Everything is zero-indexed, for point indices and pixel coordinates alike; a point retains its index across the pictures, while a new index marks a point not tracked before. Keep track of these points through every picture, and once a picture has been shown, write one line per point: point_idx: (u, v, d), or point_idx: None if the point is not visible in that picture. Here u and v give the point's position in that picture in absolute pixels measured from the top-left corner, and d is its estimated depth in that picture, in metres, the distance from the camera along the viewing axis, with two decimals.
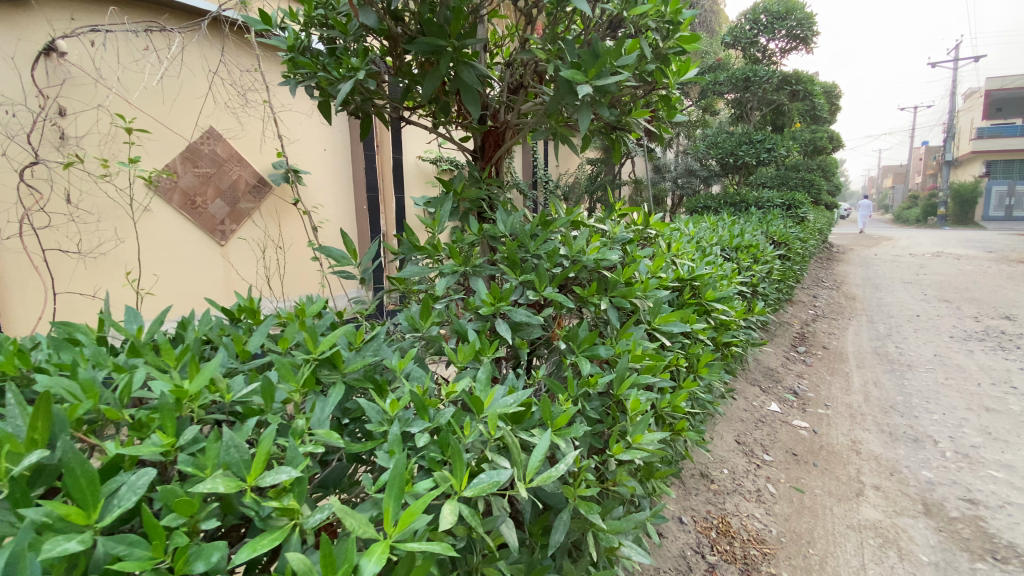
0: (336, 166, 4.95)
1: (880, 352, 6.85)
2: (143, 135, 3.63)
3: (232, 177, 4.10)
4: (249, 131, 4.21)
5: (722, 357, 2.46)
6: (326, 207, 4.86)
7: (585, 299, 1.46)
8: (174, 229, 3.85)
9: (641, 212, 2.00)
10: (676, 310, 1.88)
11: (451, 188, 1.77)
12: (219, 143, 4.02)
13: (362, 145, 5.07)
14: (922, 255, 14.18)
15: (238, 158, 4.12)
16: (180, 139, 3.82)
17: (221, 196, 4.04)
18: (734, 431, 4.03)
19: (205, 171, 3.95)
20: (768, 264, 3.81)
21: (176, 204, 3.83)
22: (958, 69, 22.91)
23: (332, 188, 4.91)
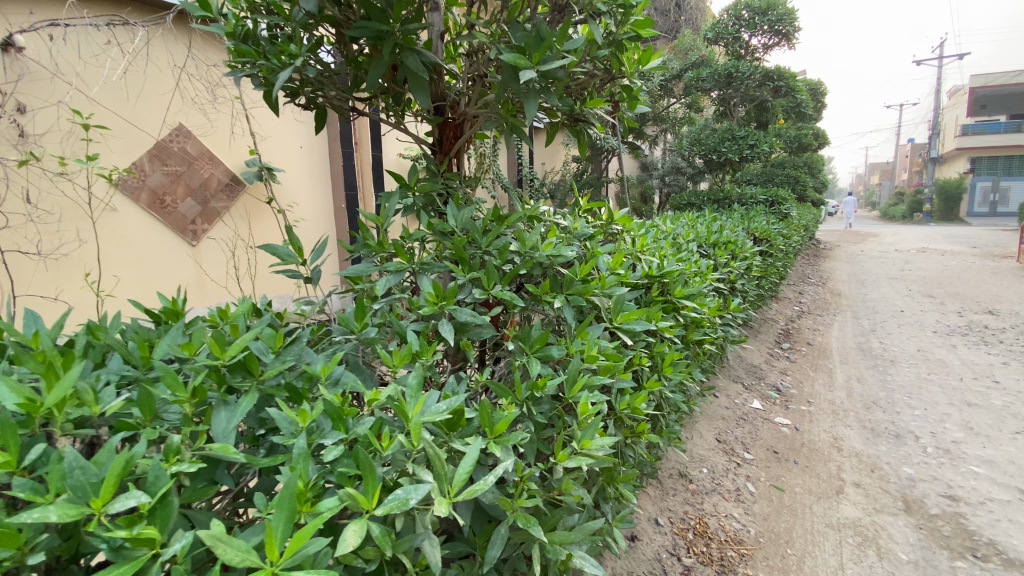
0: (312, 163, 4.84)
1: (864, 348, 6.86)
2: (106, 132, 3.50)
3: (203, 175, 3.99)
4: (218, 128, 4.10)
5: (695, 355, 2.41)
6: (301, 206, 4.75)
7: (538, 297, 1.38)
8: (141, 229, 3.72)
9: (605, 207, 1.95)
10: (640, 308, 1.82)
11: (403, 182, 1.69)
12: (189, 141, 3.91)
13: (339, 143, 4.97)
14: (908, 251, 14.29)
15: (209, 157, 4.02)
16: (147, 136, 3.71)
17: (191, 195, 3.93)
18: (714, 429, 3.98)
19: (174, 169, 3.83)
20: (746, 260, 3.77)
21: (144, 204, 3.71)
22: (942, 67, 23.13)
23: (308, 187, 4.81)
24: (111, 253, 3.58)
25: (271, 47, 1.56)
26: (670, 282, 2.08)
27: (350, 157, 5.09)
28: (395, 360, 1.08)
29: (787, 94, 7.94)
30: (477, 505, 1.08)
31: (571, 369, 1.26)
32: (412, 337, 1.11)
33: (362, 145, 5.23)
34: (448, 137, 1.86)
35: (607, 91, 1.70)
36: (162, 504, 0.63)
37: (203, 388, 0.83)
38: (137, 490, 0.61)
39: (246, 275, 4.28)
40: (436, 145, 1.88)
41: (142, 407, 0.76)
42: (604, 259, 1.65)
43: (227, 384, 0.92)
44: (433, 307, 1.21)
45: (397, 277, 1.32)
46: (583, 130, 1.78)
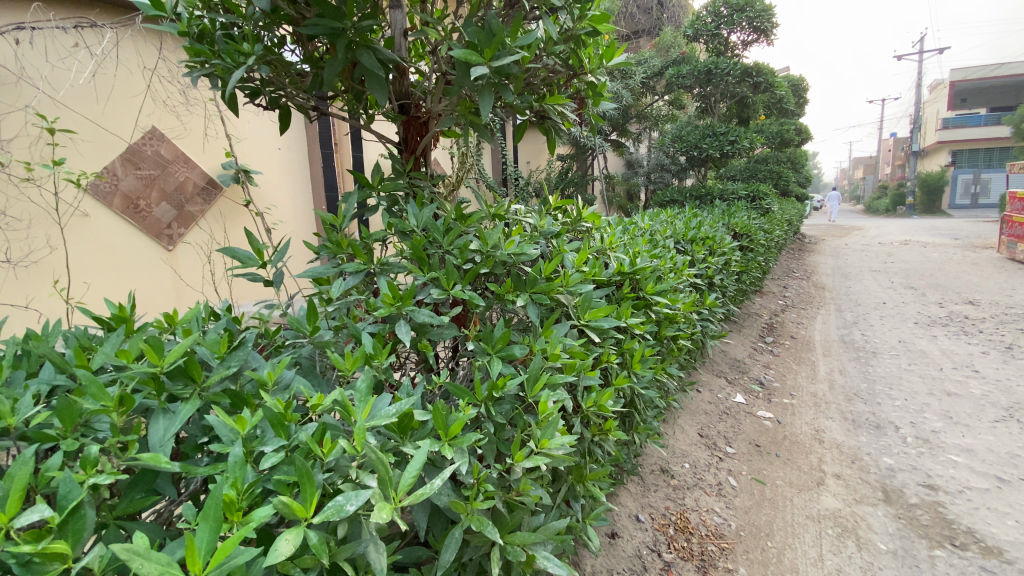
0: (290, 166, 4.78)
1: (846, 340, 6.93)
2: (75, 136, 3.43)
3: (178, 179, 3.93)
4: (192, 130, 4.04)
5: (670, 352, 2.41)
6: (280, 209, 4.69)
7: (500, 296, 1.37)
8: (115, 234, 3.66)
9: (574, 205, 1.94)
10: (609, 304, 1.81)
11: (365, 182, 1.66)
12: (163, 144, 3.85)
13: (318, 144, 4.92)
14: (890, 244, 14.50)
15: (184, 160, 3.95)
16: (118, 140, 3.65)
17: (166, 199, 3.86)
18: (697, 424, 4.00)
19: (147, 173, 3.77)
20: (724, 256, 3.79)
21: (117, 208, 3.64)
22: (921, 62, 23.49)
23: (287, 189, 4.75)
24: (82, 260, 3.52)
25: (225, 46, 1.52)
26: (641, 279, 2.08)
27: (329, 158, 5.05)
28: (347, 363, 1.06)
29: (767, 90, 8.00)
30: (434, 509, 1.06)
31: (533, 368, 1.25)
32: (366, 340, 1.10)
33: (342, 146, 5.18)
34: (413, 135, 1.84)
35: (572, 88, 1.69)
36: (75, 518, 0.64)
37: (133, 397, 0.81)
38: (44, 504, 0.61)
39: (223, 280, 4.22)
40: (401, 144, 1.85)
41: (62, 417, 0.75)
42: (572, 256, 1.64)
43: (167, 392, 0.90)
44: (390, 308, 1.19)
45: (355, 278, 1.29)
46: (550, 127, 1.77)
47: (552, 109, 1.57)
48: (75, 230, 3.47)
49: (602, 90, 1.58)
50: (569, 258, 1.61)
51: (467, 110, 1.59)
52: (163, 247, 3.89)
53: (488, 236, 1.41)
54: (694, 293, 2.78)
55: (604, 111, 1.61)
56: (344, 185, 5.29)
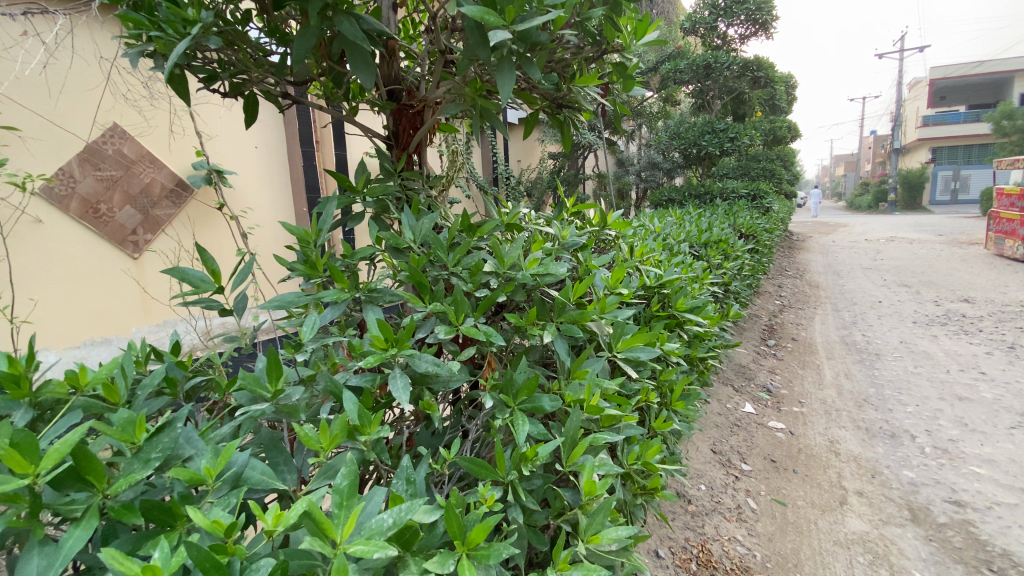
0: (268, 165, 4.42)
1: (847, 342, 6.75)
2: (25, 135, 3.07)
3: (144, 180, 3.57)
4: (157, 127, 3.67)
5: (697, 375, 2.14)
6: (258, 212, 4.34)
7: (523, 330, 1.07)
8: (73, 242, 3.30)
9: (596, 209, 1.66)
10: (642, 329, 1.54)
11: (348, 185, 1.36)
12: (125, 142, 3.49)
13: (299, 142, 4.58)
14: (877, 240, 14.53)
15: (150, 159, 3.60)
16: (76, 139, 3.29)
17: (130, 202, 3.50)
18: (709, 439, 3.75)
19: (108, 174, 3.41)
20: (738, 260, 3.54)
21: (74, 213, 3.28)
22: (904, 60, 23.73)
23: (266, 191, 4.41)
24: (33, 272, 3.15)
25: (167, 12, 1.20)
26: (670, 295, 1.81)
27: (311, 156, 4.71)
28: (322, 442, 0.77)
29: (765, 85, 7.84)
30: None
31: (570, 426, 0.97)
32: (350, 406, 0.80)
33: (324, 144, 4.83)
34: (405, 130, 1.54)
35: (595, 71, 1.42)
36: None
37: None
38: None
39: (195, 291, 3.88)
40: (391, 139, 1.55)
41: None
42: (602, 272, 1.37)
43: (51, 509, 0.63)
44: (380, 356, 0.87)
45: (333, 312, 1.00)
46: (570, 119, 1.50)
47: (578, 95, 1.29)
48: (25, 239, 3.10)
49: (633, 72, 1.30)
50: (599, 274, 1.34)
51: (474, 94, 1.30)
52: (129, 255, 3.53)
53: (505, 253, 1.11)
54: (716, 304, 2.52)
55: (637, 97, 1.34)
56: (327, 187, 4.95)
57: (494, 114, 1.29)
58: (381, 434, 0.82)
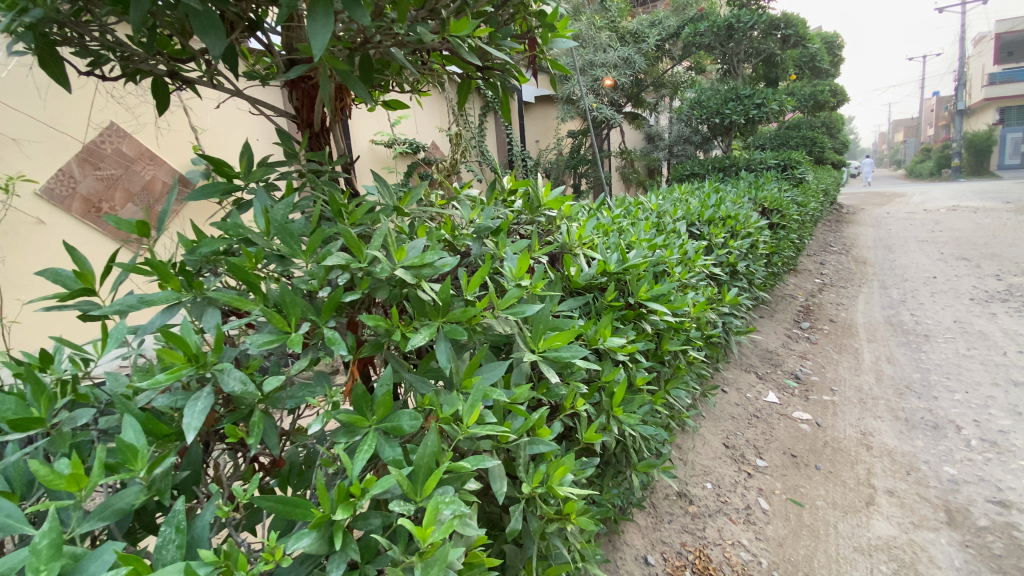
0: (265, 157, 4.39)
1: (893, 322, 6.20)
2: (21, 140, 2.98)
3: (145, 177, 3.58)
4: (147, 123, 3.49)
5: (675, 370, 1.90)
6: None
7: (392, 339, 0.89)
8: (78, 240, 3.30)
9: (533, 188, 1.46)
10: (576, 325, 1.35)
11: (228, 170, 1.20)
12: (124, 140, 3.41)
13: None
14: (937, 210, 13.38)
15: (150, 156, 3.57)
16: (74, 141, 3.22)
17: (132, 200, 3.54)
18: (722, 432, 3.48)
19: (108, 173, 3.39)
20: (749, 237, 3.22)
21: (77, 213, 3.29)
22: (969, 11, 21.65)
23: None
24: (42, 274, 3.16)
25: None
26: (629, 281, 1.60)
27: None
28: (70, 484, 0.65)
29: (797, 43, 7.23)
30: None
31: (424, 454, 0.79)
32: (130, 436, 0.70)
33: None
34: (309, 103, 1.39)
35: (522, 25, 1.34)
36: None
37: None
38: None
39: None
40: (295, 113, 1.40)
41: None
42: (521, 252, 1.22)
43: None
44: (175, 374, 0.74)
45: (158, 319, 0.88)
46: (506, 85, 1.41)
47: (453, 45, 1.01)
48: (33, 241, 3.10)
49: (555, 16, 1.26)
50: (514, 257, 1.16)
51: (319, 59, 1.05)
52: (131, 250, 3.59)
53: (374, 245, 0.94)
54: (704, 289, 2.27)
55: (561, 52, 1.28)
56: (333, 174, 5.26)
57: (344, 73, 1.00)
58: (167, 464, 0.73)
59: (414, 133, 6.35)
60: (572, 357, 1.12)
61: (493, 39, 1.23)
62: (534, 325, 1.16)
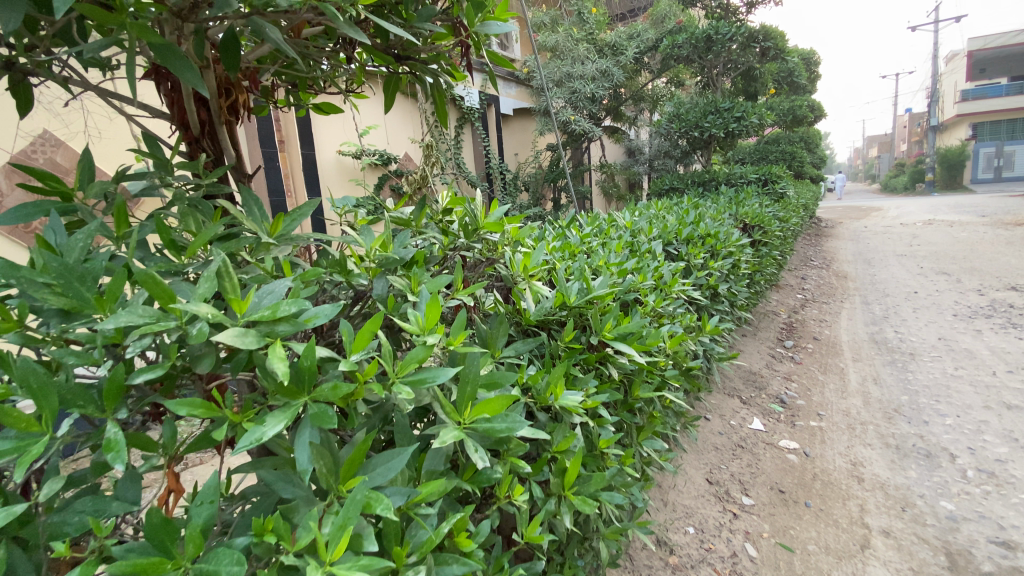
0: None
1: (878, 339, 6.05)
2: None
3: None
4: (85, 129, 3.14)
5: (648, 418, 1.63)
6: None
7: (220, 435, 0.62)
8: None
9: (470, 207, 1.19)
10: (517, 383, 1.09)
11: (59, 184, 0.91)
12: (59, 149, 3.06)
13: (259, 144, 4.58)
14: (913, 223, 13.50)
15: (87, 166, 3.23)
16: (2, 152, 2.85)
17: None
18: (705, 466, 3.23)
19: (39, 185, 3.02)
20: (730, 257, 2.99)
21: None
22: (938, 32, 22.26)
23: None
24: None
25: None
26: (590, 317, 1.34)
27: (274, 157, 4.80)
28: None
29: (776, 57, 7.15)
30: None
31: None
32: None
33: (290, 142, 5.07)
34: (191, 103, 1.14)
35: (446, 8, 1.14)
36: None
37: None
38: None
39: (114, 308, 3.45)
40: (171, 116, 1.13)
41: None
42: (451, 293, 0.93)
43: None
44: None
45: None
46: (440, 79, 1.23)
47: (330, 15, 0.80)
48: None
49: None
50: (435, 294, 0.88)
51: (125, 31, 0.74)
52: None
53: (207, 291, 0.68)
54: (681, 320, 2.01)
55: (497, 36, 1.08)
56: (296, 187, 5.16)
57: (168, 49, 0.72)
58: None
59: (384, 144, 6.08)
60: (508, 433, 0.86)
61: (409, 20, 1.04)
62: (459, 385, 0.89)
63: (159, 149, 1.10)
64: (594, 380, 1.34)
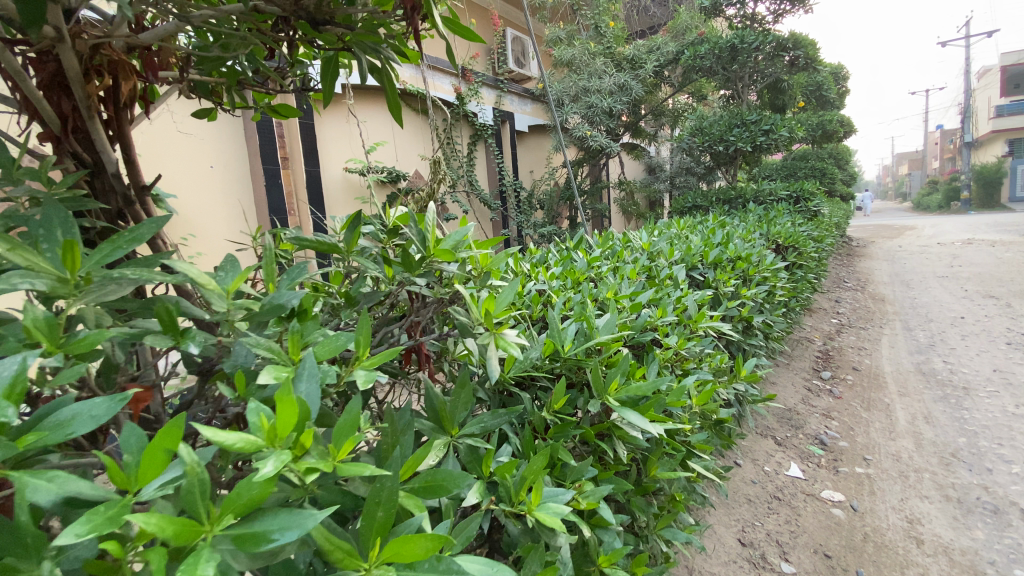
0: (227, 186, 4.34)
1: (925, 370, 5.50)
2: None
3: None
4: None
5: (671, 504, 1.26)
6: (206, 219, 4.20)
7: None
8: None
9: (417, 229, 0.86)
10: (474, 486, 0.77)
11: None
12: None
13: (260, 158, 4.48)
14: (952, 243, 12.76)
15: None
16: None
17: None
18: (736, 524, 2.80)
19: None
20: (764, 283, 2.60)
21: None
22: (971, 48, 21.56)
23: (224, 202, 4.32)
24: None
25: None
26: (590, 376, 1.00)
27: (276, 174, 4.60)
28: None
29: (806, 67, 6.73)
30: None
31: None
32: None
33: (294, 159, 4.84)
34: (52, 92, 0.88)
35: None
36: None
37: None
38: None
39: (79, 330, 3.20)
40: (21, 106, 0.87)
41: None
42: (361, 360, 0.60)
43: None
44: None
45: None
46: (387, 58, 0.94)
47: None
48: None
49: None
50: (328, 367, 0.56)
51: None
52: None
53: None
54: (706, 363, 1.65)
55: None
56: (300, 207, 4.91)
57: None
58: None
59: (393, 161, 5.88)
60: None
61: None
62: (366, 508, 0.57)
63: (4, 150, 0.84)
64: (591, 463, 0.99)
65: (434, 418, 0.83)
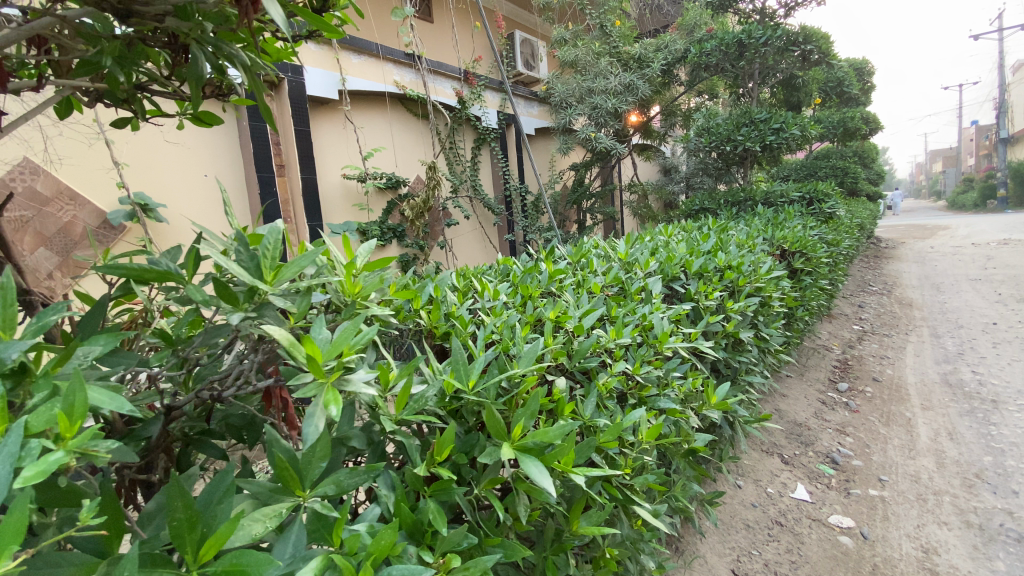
0: (222, 194, 4.32)
1: (952, 381, 5.15)
2: None
3: (63, 219, 3.16)
4: (70, 157, 3.18)
5: (605, 562, 1.09)
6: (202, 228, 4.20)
7: None
8: None
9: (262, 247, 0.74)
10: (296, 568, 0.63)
11: None
12: (39, 177, 3.04)
13: (254, 166, 4.40)
14: (988, 243, 12.09)
15: (70, 195, 3.18)
16: None
17: (44, 244, 3.08)
18: (730, 553, 2.60)
19: (17, 215, 2.96)
20: (757, 294, 2.41)
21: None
22: (1007, 39, 20.53)
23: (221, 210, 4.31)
24: None
25: None
26: (486, 420, 0.86)
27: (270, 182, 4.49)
28: None
29: (820, 61, 6.40)
30: None
31: None
32: None
33: (290, 166, 4.75)
34: None
35: None
36: None
37: None
38: None
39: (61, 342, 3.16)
40: None
41: None
42: (73, 439, 0.51)
43: None
44: None
45: None
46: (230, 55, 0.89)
47: None
48: None
49: None
50: (29, 444, 0.46)
51: None
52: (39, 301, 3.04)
53: None
54: (669, 388, 1.48)
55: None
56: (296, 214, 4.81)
57: None
58: None
59: (392, 166, 5.81)
60: None
61: None
62: None
63: None
64: (481, 526, 0.84)
65: (276, 478, 0.70)
